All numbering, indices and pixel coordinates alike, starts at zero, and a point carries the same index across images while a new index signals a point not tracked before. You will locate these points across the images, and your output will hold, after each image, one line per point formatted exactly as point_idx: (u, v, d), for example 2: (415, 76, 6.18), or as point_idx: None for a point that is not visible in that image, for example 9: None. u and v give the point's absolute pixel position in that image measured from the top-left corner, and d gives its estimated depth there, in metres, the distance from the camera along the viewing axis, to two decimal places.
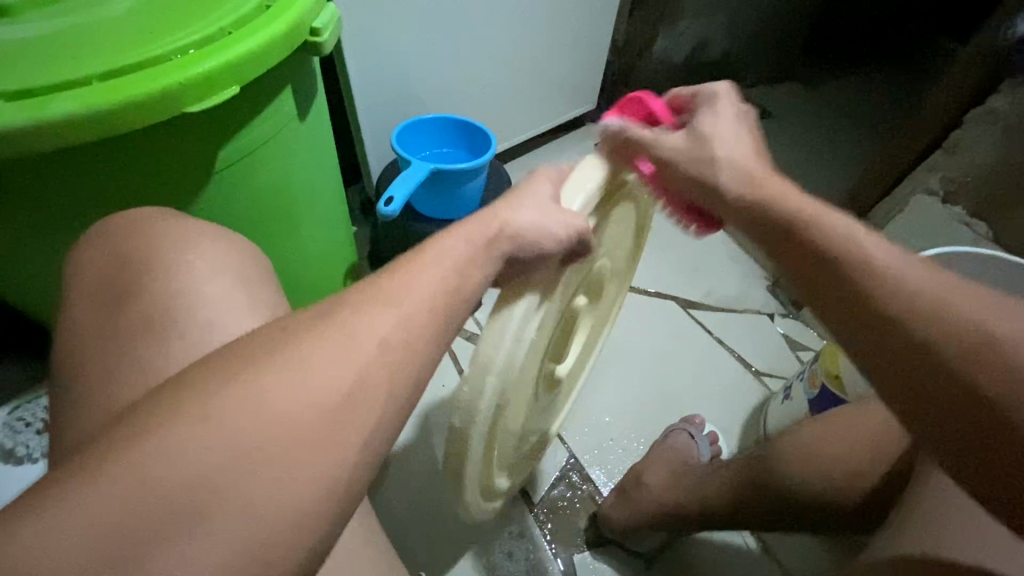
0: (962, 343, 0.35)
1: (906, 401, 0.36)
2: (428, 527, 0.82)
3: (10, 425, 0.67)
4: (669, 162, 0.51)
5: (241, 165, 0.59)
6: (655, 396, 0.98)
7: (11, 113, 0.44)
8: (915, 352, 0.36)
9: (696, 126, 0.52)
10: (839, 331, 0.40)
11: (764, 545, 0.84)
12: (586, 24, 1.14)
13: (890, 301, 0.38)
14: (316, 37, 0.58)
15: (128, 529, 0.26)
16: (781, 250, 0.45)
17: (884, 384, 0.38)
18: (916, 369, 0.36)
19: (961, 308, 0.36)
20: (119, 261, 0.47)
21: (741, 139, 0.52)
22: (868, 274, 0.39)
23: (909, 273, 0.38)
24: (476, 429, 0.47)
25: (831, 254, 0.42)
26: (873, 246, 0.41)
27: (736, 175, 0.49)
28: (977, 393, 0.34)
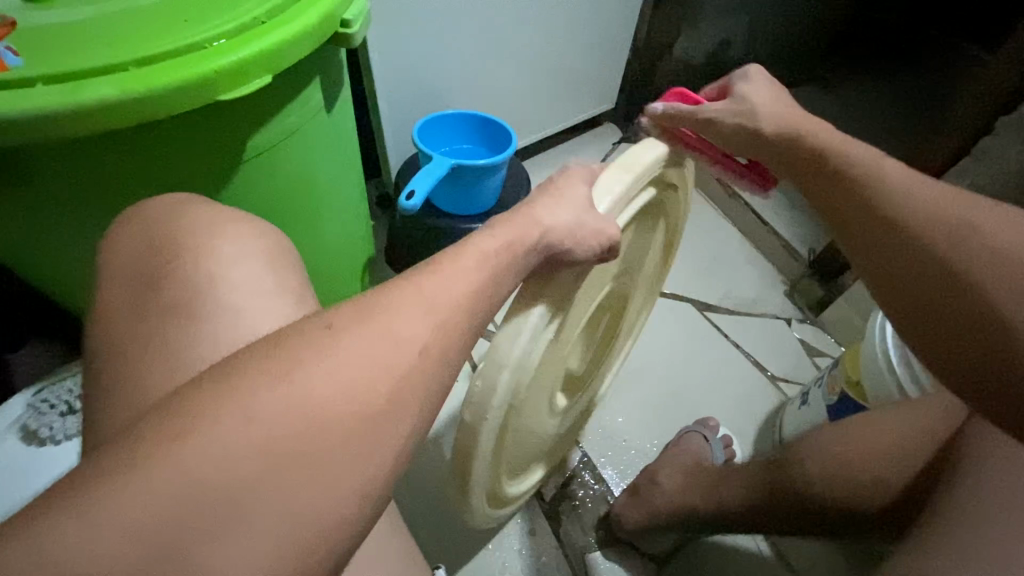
0: (975, 266, 0.43)
1: (920, 312, 0.45)
2: (440, 522, 0.82)
3: (35, 407, 0.67)
4: (720, 126, 0.53)
5: (270, 154, 0.60)
6: (672, 399, 0.97)
7: (48, 98, 0.44)
8: (946, 290, 0.44)
9: (736, 91, 0.55)
10: (868, 271, 0.49)
11: (778, 551, 0.84)
12: (608, 23, 1.14)
13: (925, 239, 0.45)
14: (346, 29, 0.59)
15: (166, 520, 0.26)
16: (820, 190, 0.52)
17: (907, 302, 0.46)
18: (942, 300, 0.44)
19: (976, 225, 0.44)
20: (146, 248, 0.47)
21: (779, 96, 0.55)
22: (891, 198, 0.48)
23: (938, 201, 0.46)
24: (488, 426, 0.46)
25: (867, 182, 0.49)
26: (905, 179, 0.49)
27: (775, 122, 0.53)
28: (975, 312, 0.42)
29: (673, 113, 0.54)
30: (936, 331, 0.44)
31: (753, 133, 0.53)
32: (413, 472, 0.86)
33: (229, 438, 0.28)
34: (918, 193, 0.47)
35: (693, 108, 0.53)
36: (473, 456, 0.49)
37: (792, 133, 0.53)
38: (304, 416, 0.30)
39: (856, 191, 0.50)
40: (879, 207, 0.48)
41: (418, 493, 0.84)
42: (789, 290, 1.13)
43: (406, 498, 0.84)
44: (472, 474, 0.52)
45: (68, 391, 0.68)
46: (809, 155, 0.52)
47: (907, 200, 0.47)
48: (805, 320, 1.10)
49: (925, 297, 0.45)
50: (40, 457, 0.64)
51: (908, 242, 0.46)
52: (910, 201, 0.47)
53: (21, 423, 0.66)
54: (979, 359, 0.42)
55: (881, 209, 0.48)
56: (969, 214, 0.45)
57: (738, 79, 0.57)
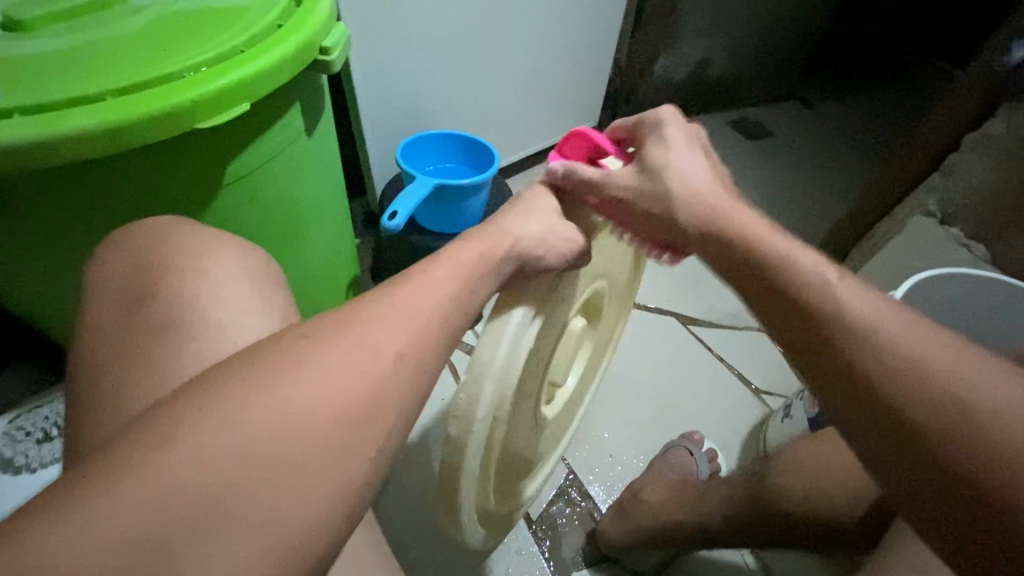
0: (946, 401, 0.33)
1: (889, 466, 0.34)
2: (426, 542, 0.82)
3: (10, 434, 0.66)
4: (624, 199, 0.51)
5: (252, 178, 0.60)
6: (657, 412, 0.98)
7: (26, 127, 0.44)
8: (908, 431, 0.34)
9: (645, 160, 0.53)
10: (829, 403, 0.38)
11: (763, 563, 0.84)
12: (588, 43, 1.16)
13: (870, 359, 0.36)
14: (327, 55, 0.60)
15: (144, 524, 0.26)
16: (760, 299, 0.43)
17: (869, 445, 0.35)
18: (909, 449, 0.33)
19: (935, 360, 0.35)
20: (127, 270, 0.48)
21: (696, 167, 0.52)
22: (838, 319, 0.38)
23: (873, 314, 0.38)
24: (473, 440, 0.46)
25: (799, 289, 0.41)
26: (839, 281, 0.40)
27: (690, 203, 0.49)
28: (954, 469, 0.32)
29: (576, 178, 0.53)
30: (899, 479, 0.34)
31: (668, 216, 0.50)
32: (398, 489, 0.85)
33: (210, 448, 0.28)
34: (857, 309, 0.38)
35: (598, 175, 0.52)
36: (455, 477, 0.49)
37: (712, 214, 0.48)
38: (286, 425, 0.30)
39: (794, 300, 0.40)
40: (832, 341, 0.38)
41: (405, 512, 0.84)
42: None
43: (392, 517, 0.83)
44: (458, 492, 0.51)
45: (44, 418, 0.67)
46: (725, 238, 0.47)
47: (852, 316, 0.38)
48: None
49: (887, 450, 0.34)
50: (13, 482, 0.62)
51: (858, 370, 0.36)
52: (858, 322, 0.37)
53: None
54: (971, 537, 0.32)
55: (830, 333, 0.38)
56: (949, 360, 0.35)
57: (651, 134, 0.55)
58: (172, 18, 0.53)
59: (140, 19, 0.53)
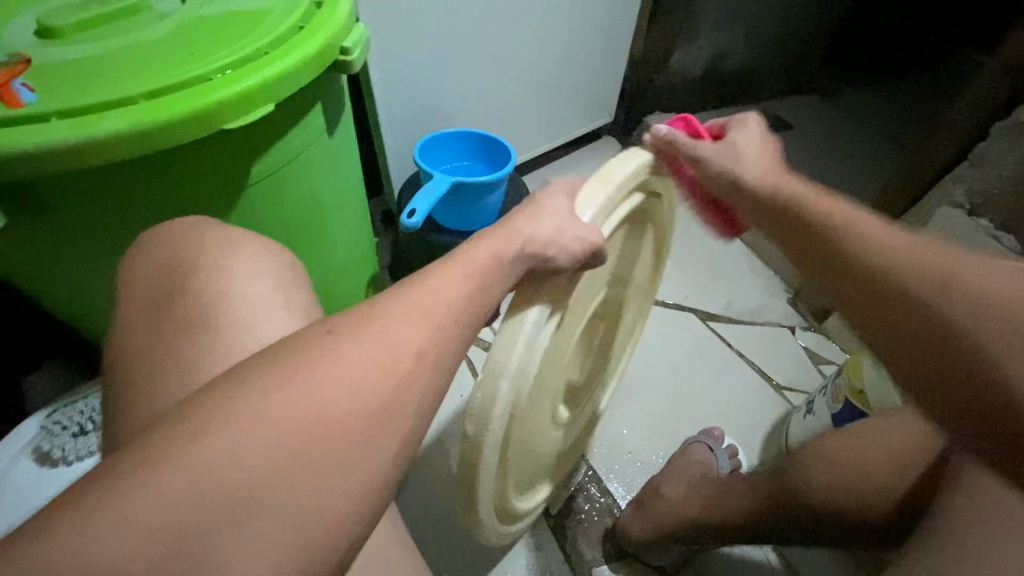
0: (945, 299, 0.43)
1: (913, 367, 0.43)
2: (446, 537, 0.83)
3: (47, 429, 0.68)
4: (703, 160, 0.54)
5: (274, 179, 0.62)
6: (677, 409, 0.97)
7: (62, 131, 0.46)
8: (920, 332, 0.43)
9: (729, 136, 0.56)
10: (858, 324, 0.47)
11: (786, 561, 0.83)
12: (604, 39, 1.16)
13: (889, 275, 0.45)
14: (347, 56, 0.60)
15: (168, 514, 0.26)
16: (797, 242, 0.51)
17: (888, 351, 0.44)
18: (927, 346, 0.42)
19: (955, 279, 0.43)
20: (153, 271, 0.49)
21: (766, 153, 0.56)
22: (862, 250, 0.47)
23: (887, 242, 0.47)
24: (491, 436, 0.46)
25: (831, 228, 0.49)
26: (864, 224, 0.49)
27: (757, 174, 0.54)
28: (964, 362, 0.41)
29: (670, 139, 0.54)
30: (911, 366, 0.43)
31: (734, 179, 0.54)
32: (418, 484, 0.86)
33: (231, 439, 0.29)
34: (874, 241, 0.47)
35: (688, 141, 0.54)
36: (475, 471, 0.49)
37: (774, 185, 0.53)
38: (305, 419, 0.31)
39: (822, 238, 0.49)
40: (851, 262, 0.47)
41: (425, 508, 0.85)
42: (794, 298, 1.13)
43: (413, 511, 0.84)
44: (478, 489, 0.51)
45: (79, 413, 0.69)
46: (779, 207, 0.53)
47: (876, 253, 0.46)
48: (809, 328, 1.10)
49: (867, 302, 0.46)
50: (49, 474, 0.65)
51: (880, 285, 0.45)
52: (879, 250, 0.46)
53: (32, 445, 0.67)
54: (980, 413, 0.40)
55: (846, 261, 0.47)
56: (966, 274, 0.43)
57: (734, 125, 0.58)
58: (196, 24, 0.54)
59: (166, 25, 0.54)
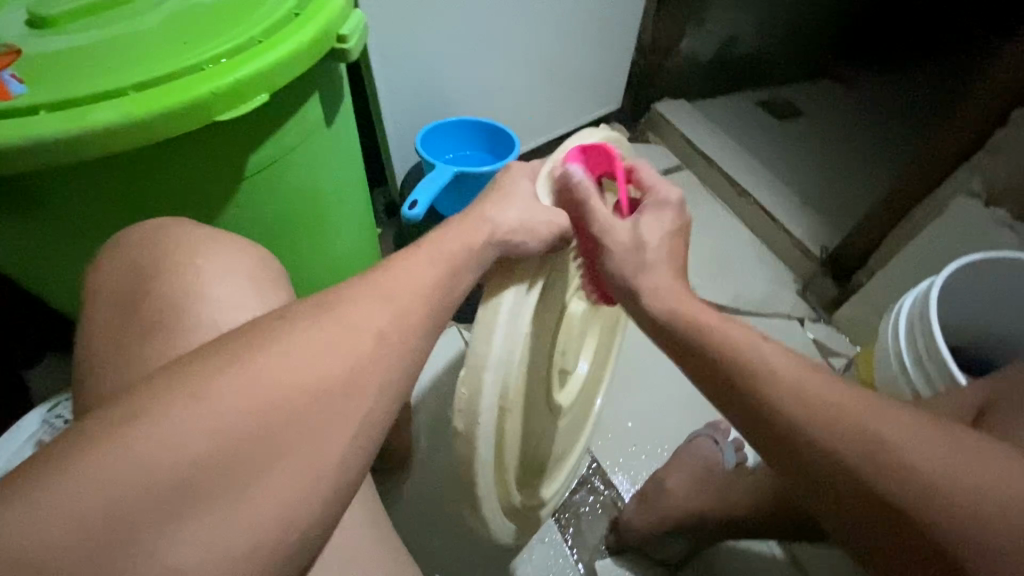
0: (870, 454, 0.38)
1: (874, 539, 0.39)
2: (448, 527, 0.83)
3: (49, 421, 0.68)
4: (607, 253, 0.52)
5: (271, 171, 0.61)
6: (683, 401, 0.96)
7: (52, 123, 0.45)
8: (872, 505, 0.38)
9: (638, 225, 0.53)
10: (805, 491, 0.42)
11: (792, 555, 0.83)
12: (610, 23, 1.13)
13: (805, 426, 0.41)
14: (344, 43, 0.59)
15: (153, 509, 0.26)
16: (704, 378, 0.47)
17: (859, 531, 0.40)
18: (873, 513, 0.38)
19: (848, 413, 0.40)
20: (141, 265, 0.48)
21: (672, 248, 0.53)
22: (772, 400, 0.42)
23: (784, 373, 0.43)
24: (482, 433, 0.45)
25: (740, 374, 0.44)
26: (766, 348, 0.45)
27: (659, 299, 0.50)
28: (933, 543, 0.36)
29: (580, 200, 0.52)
30: (873, 539, 0.39)
31: (633, 294, 0.51)
32: (420, 475, 0.87)
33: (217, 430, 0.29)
34: (779, 376, 0.43)
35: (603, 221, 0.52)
36: (471, 470, 0.48)
37: (675, 319, 0.49)
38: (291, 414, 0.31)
39: (733, 381, 0.45)
40: (761, 412, 0.43)
41: (427, 499, 0.85)
42: (802, 290, 1.13)
43: (414, 502, 0.85)
44: (476, 486, 0.50)
45: None
46: (684, 339, 0.48)
47: (781, 416, 0.42)
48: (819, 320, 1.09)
49: (798, 464, 0.41)
50: None
51: (806, 454, 0.41)
52: (781, 398, 0.42)
53: (35, 437, 0.67)
54: None
55: (772, 418, 0.42)
56: (875, 424, 0.39)
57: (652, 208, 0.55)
58: (190, 11, 0.53)
59: (160, 13, 0.53)
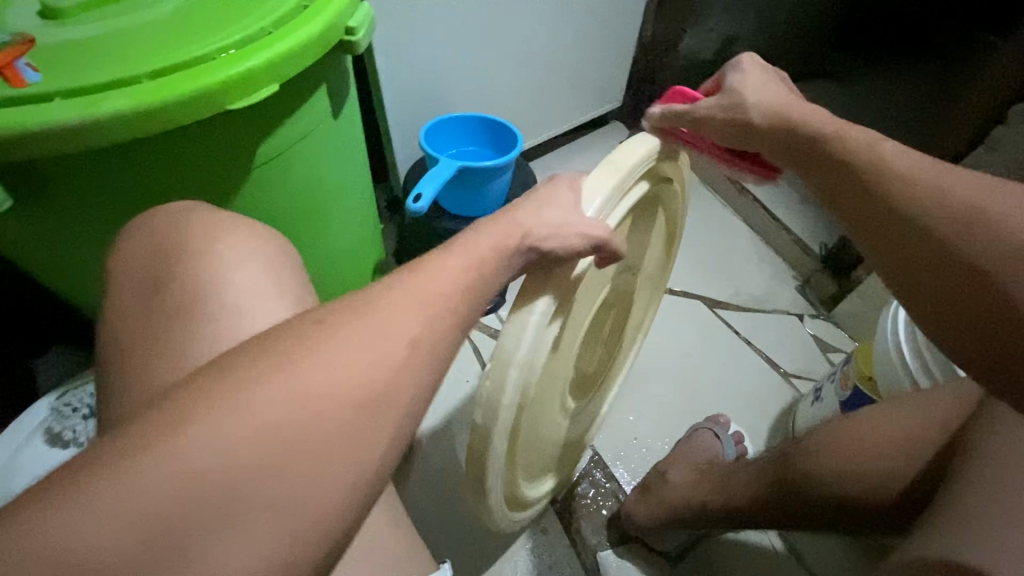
0: (957, 219, 0.43)
1: (926, 280, 0.44)
2: (449, 518, 0.83)
3: (57, 410, 0.69)
4: (713, 120, 0.53)
5: (278, 162, 0.61)
6: (685, 396, 0.97)
7: (65, 111, 0.46)
8: (941, 258, 0.43)
9: (731, 88, 0.54)
10: (883, 250, 0.48)
11: (791, 546, 0.83)
12: (612, 22, 1.14)
13: (900, 196, 0.46)
14: (351, 36, 0.60)
15: (170, 492, 0.26)
16: (819, 173, 0.52)
17: (913, 274, 0.45)
18: (938, 262, 0.43)
19: (953, 187, 0.44)
20: (152, 254, 0.49)
21: (774, 88, 0.55)
22: (882, 175, 0.48)
23: (902, 162, 0.48)
24: (499, 426, 0.47)
25: (862, 167, 0.49)
26: (892, 150, 0.49)
27: (774, 114, 0.52)
28: (976, 268, 0.41)
29: (671, 114, 0.54)
30: (929, 281, 0.44)
31: (754, 130, 0.53)
32: (423, 468, 0.87)
33: (230, 416, 0.29)
34: (897, 167, 0.47)
35: (689, 107, 0.53)
36: (482, 461, 0.49)
37: (788, 121, 0.52)
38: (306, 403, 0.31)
39: (849, 169, 0.50)
40: (874, 189, 0.48)
41: (429, 492, 0.85)
42: (802, 285, 1.12)
43: (416, 494, 0.85)
44: (486, 479, 0.52)
45: (88, 395, 0.70)
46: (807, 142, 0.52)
47: (901, 182, 0.46)
48: (818, 316, 1.09)
49: (888, 226, 0.47)
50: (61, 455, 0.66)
51: (900, 213, 0.46)
52: (895, 173, 0.47)
53: (44, 425, 0.68)
54: (990, 326, 0.41)
55: (872, 190, 0.48)
56: (976, 194, 0.43)
57: (733, 70, 0.56)
58: (198, 3, 0.53)
59: (168, 6, 0.53)
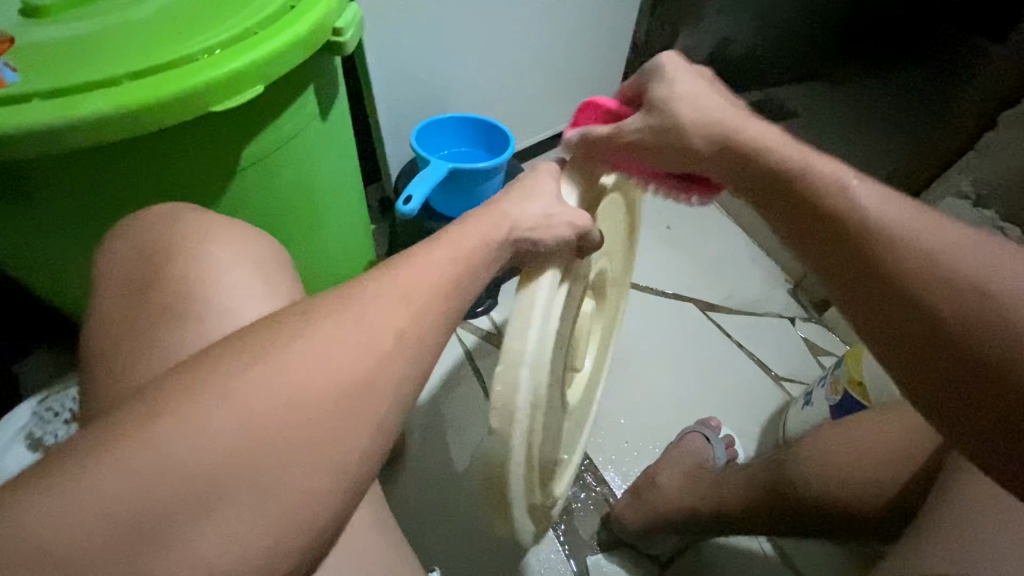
0: (958, 295, 0.36)
1: (917, 369, 0.37)
2: (439, 521, 0.83)
3: (39, 415, 0.67)
4: (634, 144, 0.51)
5: (266, 163, 0.60)
6: (676, 399, 0.97)
7: (44, 112, 0.45)
8: (932, 339, 0.36)
9: (650, 103, 0.51)
10: (862, 324, 0.40)
11: (779, 550, 0.83)
12: (606, 22, 1.13)
13: (889, 257, 0.38)
14: (339, 36, 0.59)
15: (150, 500, 0.26)
16: (787, 212, 0.44)
17: (900, 359, 0.38)
18: (930, 345, 0.36)
19: (940, 250, 0.37)
20: (135, 256, 0.48)
21: (705, 96, 0.50)
22: (863, 223, 0.40)
23: (881, 208, 0.40)
24: (518, 430, 0.43)
25: (833, 208, 0.41)
26: (862, 190, 0.41)
27: (706, 134, 0.49)
28: (983, 364, 0.34)
29: (588, 138, 0.52)
30: (919, 365, 0.37)
31: (682, 149, 0.49)
32: (414, 471, 0.87)
33: (212, 422, 0.28)
34: (875, 211, 0.40)
35: (609, 130, 0.51)
36: (500, 472, 0.46)
37: (722, 139, 0.48)
38: None
39: (822, 211, 0.42)
40: (853, 243, 0.40)
41: (419, 495, 0.85)
42: (794, 288, 1.12)
43: (405, 497, 0.85)
44: (508, 491, 0.48)
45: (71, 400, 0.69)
46: (745, 162, 0.47)
47: (884, 237, 0.39)
48: (809, 319, 1.09)
49: (866, 292, 0.39)
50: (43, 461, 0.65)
51: (889, 279, 0.38)
52: (882, 228, 0.39)
53: (25, 431, 0.67)
54: (996, 430, 0.34)
55: (856, 244, 0.40)
56: (970, 259, 0.36)
57: (651, 80, 0.52)
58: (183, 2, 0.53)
59: (152, 3, 0.52)
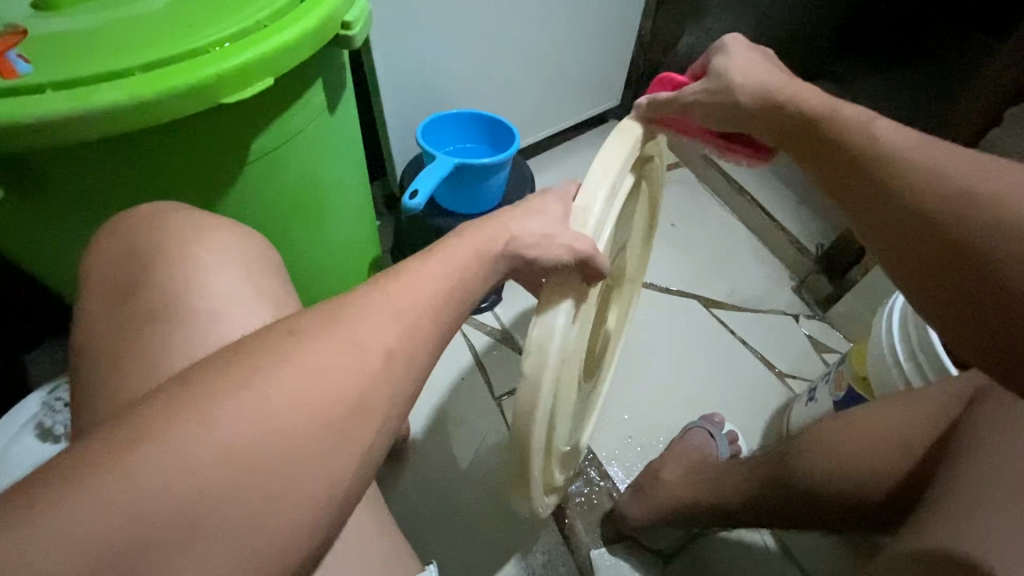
0: (944, 198, 0.40)
1: (913, 266, 0.42)
2: (442, 515, 0.83)
3: (47, 405, 0.68)
4: (698, 107, 0.54)
5: (273, 156, 0.61)
6: (681, 395, 0.97)
7: (56, 103, 0.45)
8: (929, 239, 0.41)
9: (715, 71, 0.54)
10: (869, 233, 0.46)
11: (783, 545, 0.83)
12: (611, 20, 1.14)
13: (895, 175, 0.44)
14: (348, 30, 0.59)
15: (155, 490, 0.26)
16: (810, 155, 0.51)
17: (903, 260, 0.43)
18: (926, 243, 0.41)
19: (946, 167, 0.42)
20: (146, 246, 0.48)
21: (759, 65, 0.54)
22: (877, 154, 0.45)
23: (893, 138, 0.46)
24: (542, 409, 0.45)
25: (859, 149, 0.47)
26: (884, 129, 0.47)
27: (758, 94, 0.52)
28: (953, 241, 0.39)
29: (658, 102, 0.54)
30: (916, 261, 0.41)
31: (736, 109, 0.53)
32: (417, 465, 0.87)
33: (220, 411, 0.28)
34: (891, 143, 0.45)
35: (675, 95, 0.54)
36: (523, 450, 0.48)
37: (772, 101, 0.52)
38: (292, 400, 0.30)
39: (840, 148, 0.48)
40: (870, 173, 0.45)
41: (422, 489, 0.85)
42: (798, 286, 1.12)
43: (409, 491, 0.85)
44: (527, 470, 0.50)
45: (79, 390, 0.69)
46: (790, 114, 0.52)
47: (894, 159, 0.44)
48: (813, 316, 1.09)
49: (878, 209, 0.44)
50: (49, 449, 0.65)
51: (894, 194, 0.43)
52: (893, 154, 0.45)
53: (33, 420, 0.67)
54: (980, 307, 0.38)
55: (869, 170, 0.46)
56: (962, 171, 0.41)
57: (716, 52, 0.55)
58: None
59: None
